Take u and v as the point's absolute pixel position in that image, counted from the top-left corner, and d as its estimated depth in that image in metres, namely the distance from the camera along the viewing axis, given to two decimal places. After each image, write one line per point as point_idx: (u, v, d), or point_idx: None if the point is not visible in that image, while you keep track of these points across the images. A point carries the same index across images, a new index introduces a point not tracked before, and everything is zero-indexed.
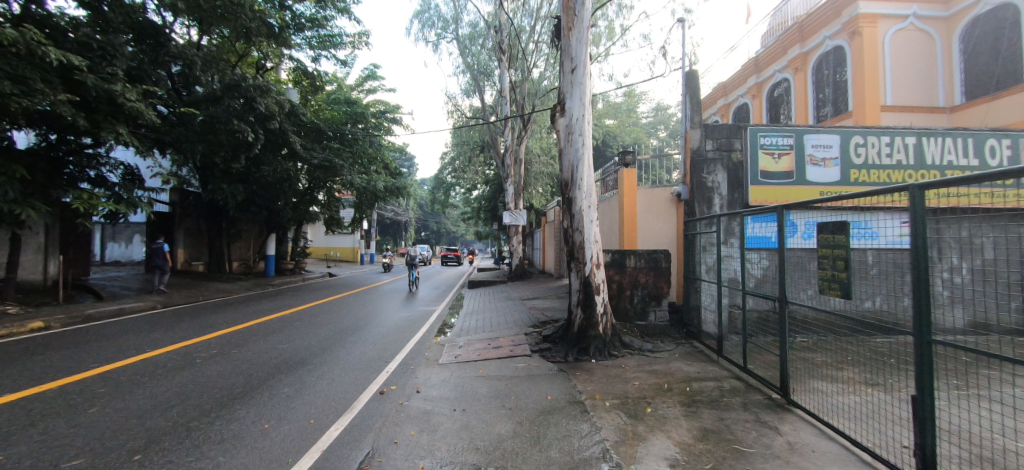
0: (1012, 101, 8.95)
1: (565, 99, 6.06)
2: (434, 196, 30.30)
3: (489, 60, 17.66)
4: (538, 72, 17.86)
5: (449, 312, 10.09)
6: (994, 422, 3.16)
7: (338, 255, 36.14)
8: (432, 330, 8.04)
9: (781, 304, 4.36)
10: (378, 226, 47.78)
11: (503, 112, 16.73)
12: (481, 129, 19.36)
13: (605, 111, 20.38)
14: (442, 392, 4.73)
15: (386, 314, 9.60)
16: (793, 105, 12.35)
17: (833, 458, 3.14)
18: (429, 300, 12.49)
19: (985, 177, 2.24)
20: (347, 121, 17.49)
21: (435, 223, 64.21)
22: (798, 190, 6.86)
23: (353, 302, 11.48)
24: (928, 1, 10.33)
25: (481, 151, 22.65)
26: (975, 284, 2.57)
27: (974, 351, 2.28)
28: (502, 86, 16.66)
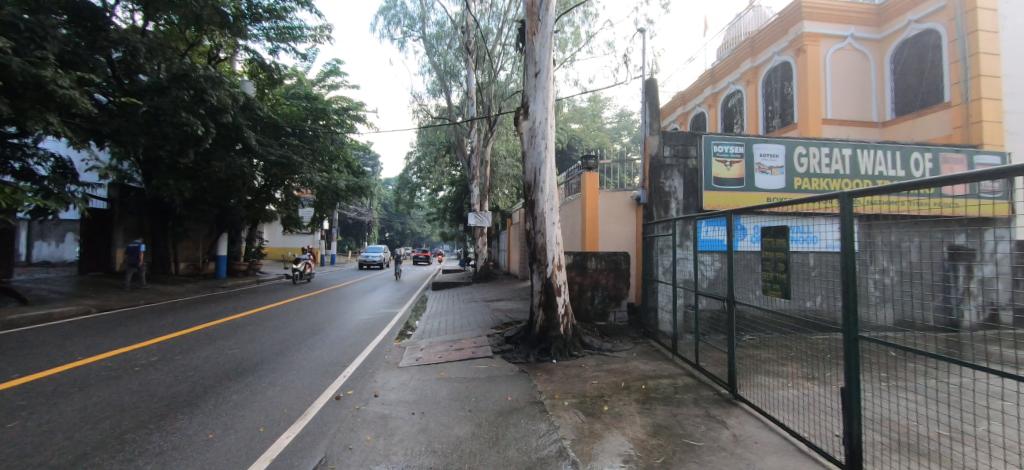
0: (933, 119, 9.90)
1: (528, 102, 6.11)
2: (399, 196, 29.72)
3: (455, 61, 17.49)
4: (505, 74, 17.90)
5: (412, 314, 9.91)
6: (908, 410, 3.48)
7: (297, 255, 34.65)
8: (394, 333, 7.86)
9: (730, 304, 4.58)
10: (340, 226, 46.22)
11: (470, 113, 16.66)
12: (447, 129, 19.18)
13: (571, 115, 20.73)
14: (401, 396, 4.64)
15: (345, 317, 9.30)
16: (745, 115, 13.03)
17: (773, 449, 3.39)
18: (391, 301, 12.25)
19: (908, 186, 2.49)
20: (306, 117, 16.82)
21: (401, 224, 62.81)
22: (747, 196, 7.24)
23: (309, 305, 11.03)
24: (863, 23, 11.14)
25: (447, 152, 22.45)
26: (902, 285, 2.78)
27: (898, 349, 2.51)
28: (469, 87, 16.65)
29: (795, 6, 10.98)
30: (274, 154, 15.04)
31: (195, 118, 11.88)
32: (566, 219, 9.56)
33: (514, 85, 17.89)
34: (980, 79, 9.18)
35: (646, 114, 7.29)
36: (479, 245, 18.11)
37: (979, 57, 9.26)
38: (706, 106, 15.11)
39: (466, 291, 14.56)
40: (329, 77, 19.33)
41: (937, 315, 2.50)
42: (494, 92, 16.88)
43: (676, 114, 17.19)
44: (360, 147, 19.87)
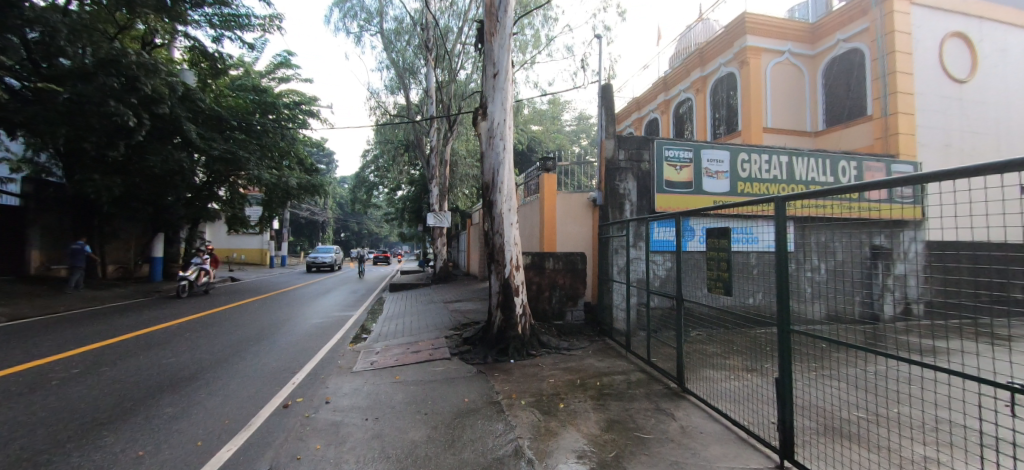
0: (859, 130, 10.87)
1: (487, 103, 6.11)
2: (356, 195, 28.74)
3: (414, 58, 17.18)
4: (465, 73, 17.83)
5: (367, 317, 9.62)
6: (833, 397, 3.80)
7: (243, 257, 32.57)
8: (348, 336, 7.59)
9: (678, 302, 4.79)
10: (291, 226, 44.05)
11: (429, 112, 16.40)
12: (405, 128, 18.79)
13: (531, 117, 20.92)
14: (355, 402, 4.49)
15: (295, 321, 8.87)
16: (695, 122, 13.71)
17: (715, 438, 3.63)
18: (345, 304, 11.82)
19: (843, 189, 2.73)
20: (254, 110, 15.85)
21: (358, 224, 60.59)
22: (695, 199, 7.62)
23: (256, 308, 10.42)
24: (799, 40, 11.98)
25: (406, 150, 22.02)
26: (831, 283, 3.02)
27: (824, 341, 2.74)
28: (428, 85, 16.39)
29: (740, 21, 11.69)
30: (217, 149, 13.98)
31: (126, 108, 10.87)
32: (525, 220, 9.62)
33: (475, 86, 17.88)
34: (896, 96, 10.22)
35: (602, 119, 7.48)
36: (438, 246, 17.85)
37: (896, 76, 10.27)
38: (659, 112, 15.76)
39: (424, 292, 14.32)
40: (280, 69, 18.36)
41: (857, 308, 2.77)
42: (453, 92, 16.78)
43: (631, 119, 17.79)
44: (314, 143, 19.01)
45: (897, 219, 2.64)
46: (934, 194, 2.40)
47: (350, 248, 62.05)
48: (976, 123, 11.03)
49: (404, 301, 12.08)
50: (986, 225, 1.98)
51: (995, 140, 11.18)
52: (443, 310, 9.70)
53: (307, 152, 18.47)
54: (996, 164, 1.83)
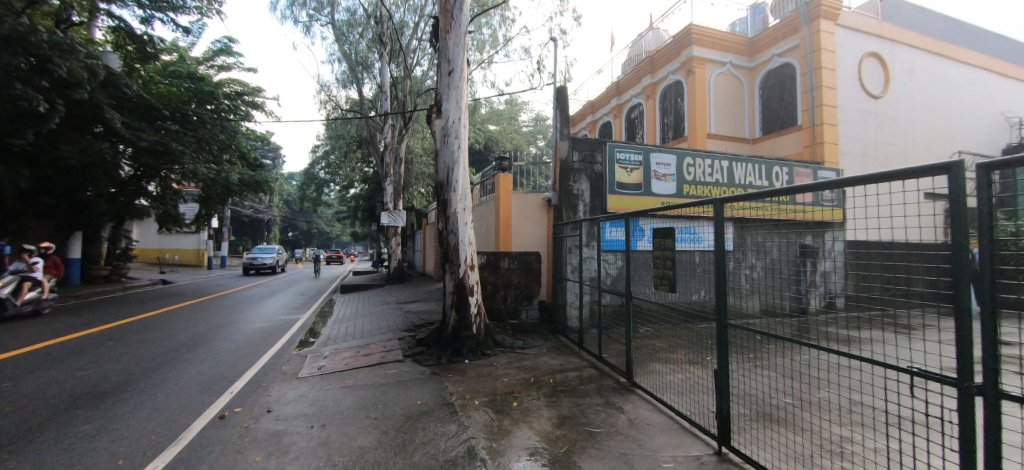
0: (791, 138, 11.81)
1: (441, 100, 6.03)
2: (305, 192, 27.35)
3: (368, 52, 16.63)
4: (421, 69, 17.51)
5: (315, 320, 9.20)
6: (766, 386, 4.08)
7: (176, 258, 29.96)
8: (294, 341, 7.21)
9: (628, 299, 4.96)
10: (232, 224, 41.15)
11: (383, 107, 15.93)
12: (359, 123, 18.16)
13: (488, 117, 20.85)
14: (299, 409, 4.28)
15: (235, 326, 8.32)
16: (646, 126, 14.28)
17: (660, 429, 3.82)
18: (291, 307, 11.22)
19: (772, 192, 2.96)
20: (189, 100, 14.36)
21: (307, 223, 57.56)
22: (645, 201, 7.94)
23: (188, 313, 9.64)
24: (740, 52, 12.80)
25: (358, 147, 21.25)
26: (762, 280, 3.26)
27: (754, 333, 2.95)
28: (382, 81, 15.92)
29: (687, 32, 12.32)
30: (146, 140, 12.78)
31: (36, 92, 9.72)
32: (481, 219, 9.58)
33: (431, 84, 17.64)
34: (822, 108, 11.20)
35: (556, 120, 7.62)
36: (393, 245, 17.40)
37: (822, 90, 11.24)
38: (612, 116, 16.27)
39: (377, 293, 13.90)
40: (219, 56, 17.09)
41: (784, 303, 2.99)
42: (408, 89, 16.43)
43: (586, 122, 18.24)
44: (258, 137, 17.88)
45: (823, 220, 2.86)
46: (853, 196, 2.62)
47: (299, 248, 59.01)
48: (889, 135, 12.31)
49: (355, 302, 11.66)
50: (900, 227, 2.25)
51: (904, 150, 12.53)
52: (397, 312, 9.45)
53: (250, 145, 17.35)
54: (910, 170, 2.09)
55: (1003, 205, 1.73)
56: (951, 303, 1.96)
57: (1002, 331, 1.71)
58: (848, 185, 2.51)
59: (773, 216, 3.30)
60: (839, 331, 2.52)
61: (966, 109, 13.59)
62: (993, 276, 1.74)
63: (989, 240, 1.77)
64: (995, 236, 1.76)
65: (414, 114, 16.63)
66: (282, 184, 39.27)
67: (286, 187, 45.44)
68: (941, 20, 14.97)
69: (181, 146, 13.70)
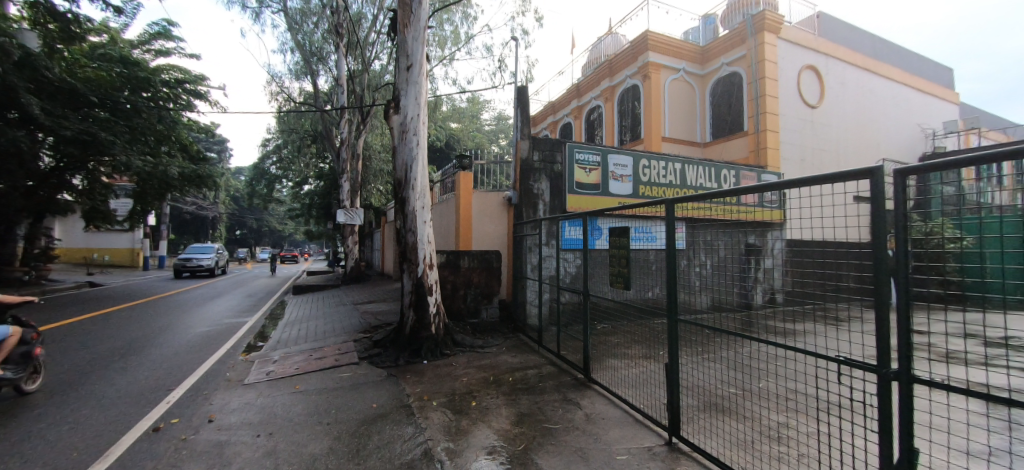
0: (739, 143, 12.52)
1: (400, 96, 5.89)
2: (254, 188, 25.89)
3: (323, 43, 16.01)
4: (380, 63, 17.03)
5: (264, 323, 8.73)
6: (714, 377, 4.26)
7: (107, 258, 27.45)
8: (239, 346, 6.81)
9: (586, 297, 5.06)
10: (172, 222, 38.23)
11: (339, 101, 15.36)
12: (313, 117, 17.43)
13: (450, 114, 20.60)
14: (244, 417, 4.05)
15: (173, 331, 7.74)
16: (605, 128, 14.65)
17: (615, 422, 3.93)
18: (238, 309, 10.61)
19: (716, 194, 3.13)
20: (121, 86, 13.24)
21: (258, 221, 54.45)
22: (602, 200, 8.13)
23: (119, 319, 8.85)
24: (693, 60, 13.40)
25: (313, 141, 20.35)
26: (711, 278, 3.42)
27: (701, 327, 3.11)
28: (339, 73, 15.35)
29: (644, 37, 12.73)
30: (70, 129, 11.66)
31: None
32: (441, 218, 9.45)
33: (389, 79, 17.25)
34: (766, 116, 11.94)
35: (517, 119, 7.63)
36: (349, 245, 16.85)
37: (766, 99, 11.98)
38: (573, 117, 16.55)
39: (332, 294, 13.42)
40: (155, 40, 15.81)
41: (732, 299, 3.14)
42: (367, 83, 15.97)
43: (547, 122, 18.46)
44: (201, 129, 16.73)
45: (764, 221, 3.05)
46: (795, 197, 2.79)
47: (249, 247, 55.73)
48: (824, 142, 13.33)
49: (309, 303, 11.20)
50: (832, 226, 2.44)
51: (837, 156, 13.62)
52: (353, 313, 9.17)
53: (193, 137, 16.16)
54: (839, 173, 2.25)
55: (919, 206, 1.92)
56: (873, 295, 2.15)
57: (915, 321, 1.90)
58: (786, 186, 2.69)
59: (722, 217, 3.42)
60: (778, 323, 2.70)
61: (890, 121, 14.94)
62: (907, 271, 1.93)
63: (904, 237, 1.96)
64: (909, 234, 1.95)
65: (372, 109, 16.16)
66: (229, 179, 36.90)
67: (233, 183, 42.78)
68: (870, 38, 16.34)
69: (110, 135, 12.63)
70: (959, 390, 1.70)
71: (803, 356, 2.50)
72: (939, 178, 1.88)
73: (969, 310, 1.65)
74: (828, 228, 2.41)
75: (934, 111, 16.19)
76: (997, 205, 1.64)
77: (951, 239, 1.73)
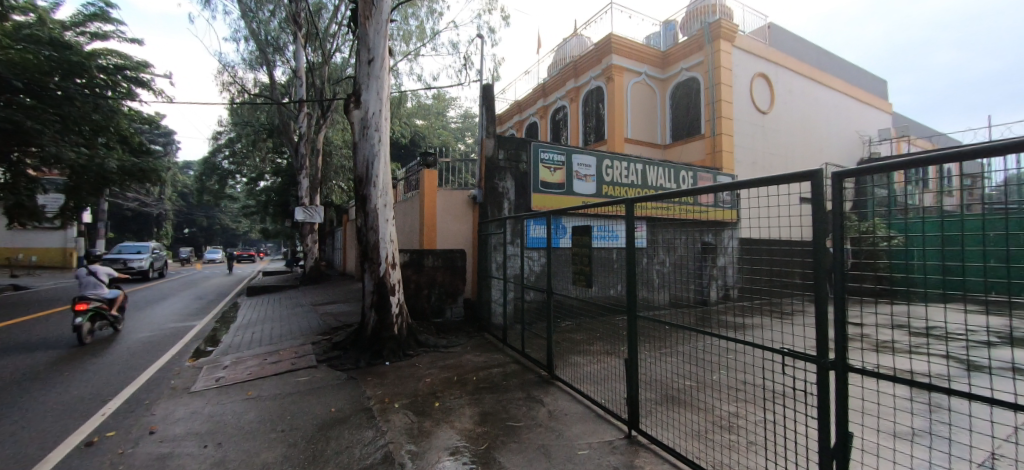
0: (696, 145, 13.03)
1: (360, 90, 5.73)
2: (205, 184, 24.40)
3: (281, 34, 15.32)
4: (341, 56, 16.46)
5: (214, 327, 8.28)
6: (672, 371, 4.40)
7: (34, 259, 25.13)
8: (186, 351, 6.42)
9: (549, 295, 5.12)
10: (110, 220, 35.40)
11: (297, 94, 14.74)
12: (270, 110, 16.65)
13: (416, 111, 20.16)
14: (190, 427, 3.82)
15: (109, 337, 7.20)
16: (569, 128, 14.86)
17: (578, 417, 4.01)
18: (185, 313, 10.01)
19: (673, 194, 3.25)
20: (51, 72, 12.05)
21: (209, 219, 51.32)
22: (566, 200, 8.25)
23: (44, 326, 8.09)
24: (654, 64, 13.83)
25: (270, 135, 19.42)
26: (669, 278, 3.53)
27: (659, 322, 3.23)
28: (297, 65, 14.72)
29: (607, 40, 13.00)
30: None
31: None
32: (405, 216, 9.28)
33: (352, 72, 16.75)
34: (721, 120, 12.49)
35: (482, 118, 7.60)
36: (309, 244, 16.24)
37: (721, 104, 12.52)
38: (539, 116, 16.68)
39: (289, 295, 12.90)
40: (90, 22, 14.57)
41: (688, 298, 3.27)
42: (327, 76, 15.39)
43: (513, 121, 18.50)
44: (144, 119, 15.61)
45: (722, 220, 3.17)
46: (746, 199, 2.92)
47: (199, 246, 52.43)
48: (774, 146, 14.12)
49: (264, 305, 10.73)
50: (779, 225, 2.59)
51: (785, 160, 14.47)
52: (311, 314, 8.86)
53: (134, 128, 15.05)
54: (783, 176, 2.39)
55: (857, 207, 2.08)
56: (813, 291, 2.31)
57: (849, 314, 2.05)
58: (739, 187, 2.81)
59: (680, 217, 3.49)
60: (732, 318, 2.83)
61: (832, 127, 16.03)
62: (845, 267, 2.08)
63: (842, 236, 2.11)
64: (846, 233, 2.10)
65: (333, 104, 15.63)
66: (175, 173, 34.61)
67: (179, 177, 40.13)
68: (815, 50, 17.46)
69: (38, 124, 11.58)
70: (888, 377, 1.86)
71: (751, 348, 2.65)
72: (873, 182, 2.00)
73: (899, 303, 1.80)
74: (776, 228, 2.57)
75: (870, 120, 17.52)
76: (921, 207, 1.76)
77: (883, 237, 1.88)
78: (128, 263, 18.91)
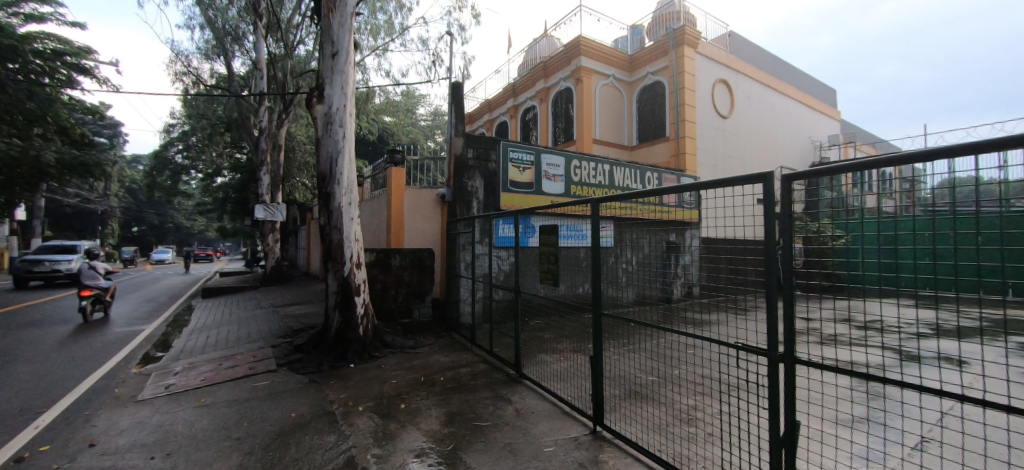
0: (661, 147, 13.41)
1: (324, 84, 5.56)
2: (155, 179, 23.00)
3: (240, 23, 14.64)
4: (305, 49, 15.92)
5: (164, 331, 7.83)
6: (637, 367, 4.51)
7: None
8: (132, 357, 6.05)
9: (517, 294, 5.15)
10: (46, 217, 32.70)
11: (258, 87, 14.14)
12: (228, 103, 15.89)
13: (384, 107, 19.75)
14: (136, 438, 3.61)
15: (44, 344, 6.67)
16: (539, 128, 14.97)
17: (544, 415, 4.06)
18: (131, 316, 9.42)
19: (635, 195, 3.35)
20: None
21: (161, 216, 48.32)
22: (535, 199, 8.31)
23: None
24: (621, 67, 14.14)
25: (228, 129, 18.52)
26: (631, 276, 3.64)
27: (625, 318, 3.33)
28: (258, 57, 14.13)
29: (577, 42, 13.17)
30: None
31: None
32: (371, 214, 9.09)
33: (316, 66, 16.23)
34: (685, 123, 12.88)
35: (451, 116, 7.54)
36: (270, 243, 15.64)
37: (684, 108, 12.91)
38: (509, 116, 16.71)
39: (248, 296, 12.39)
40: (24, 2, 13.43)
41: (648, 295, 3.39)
42: (289, 69, 14.83)
43: (483, 120, 18.48)
44: (87, 109, 14.54)
45: (684, 220, 3.26)
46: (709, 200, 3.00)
47: (149, 245, 49.33)
48: (734, 149, 14.74)
49: (220, 307, 10.26)
50: (736, 226, 2.72)
51: (744, 162, 15.13)
52: (271, 316, 8.54)
53: (76, 119, 14.01)
54: (738, 177, 2.49)
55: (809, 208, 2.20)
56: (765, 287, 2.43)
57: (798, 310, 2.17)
58: (701, 188, 2.89)
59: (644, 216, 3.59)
60: (693, 314, 2.93)
61: (788, 133, 16.92)
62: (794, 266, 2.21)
63: (791, 235, 2.23)
64: (794, 233, 2.22)
65: (296, 98, 15.10)
66: (123, 167, 32.43)
67: (128, 171, 37.62)
68: (772, 59, 18.37)
69: None
70: (831, 368, 1.98)
71: (710, 343, 2.76)
72: (826, 184, 2.11)
73: (842, 299, 1.91)
74: (733, 227, 2.69)
75: (822, 126, 18.60)
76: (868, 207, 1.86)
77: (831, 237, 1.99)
78: (53, 265, 15.53)
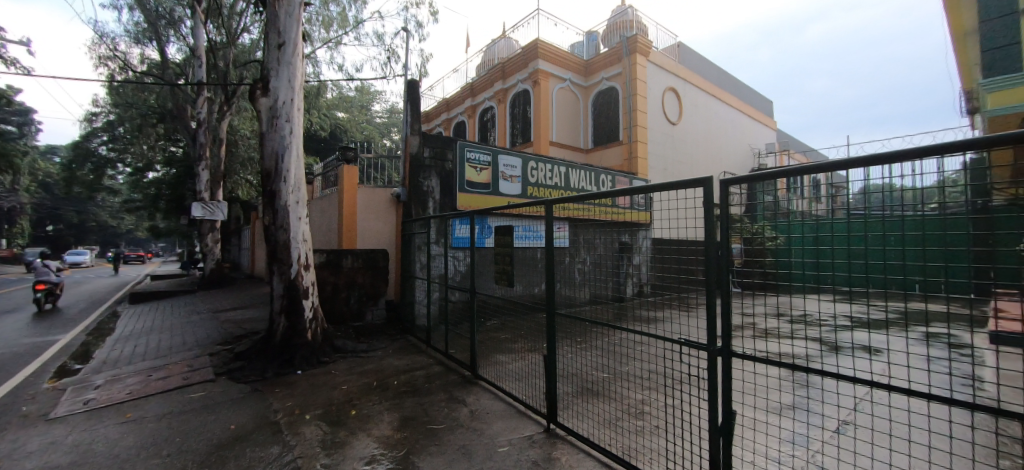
0: (615, 151, 13.86)
1: (269, 76, 5.28)
2: (73, 173, 20.76)
3: (175, 6, 13.57)
4: (249, 38, 15.04)
5: (81, 341, 7.10)
6: (590, 365, 4.62)
7: None
8: (42, 372, 5.43)
9: (471, 294, 5.15)
10: None
11: (197, 76, 13.20)
12: (162, 92, 14.67)
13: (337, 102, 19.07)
14: (47, 461, 3.25)
15: None
16: (497, 129, 15.01)
17: (499, 415, 4.09)
18: (41, 325, 8.47)
19: (584, 196, 3.44)
20: None
21: (81, 213, 43.71)
22: (491, 200, 8.33)
23: None
24: (577, 71, 14.47)
25: (161, 120, 17.09)
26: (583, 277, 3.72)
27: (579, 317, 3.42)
28: (196, 44, 13.18)
29: (534, 45, 13.31)
30: None
31: None
32: (321, 213, 8.73)
33: (262, 57, 15.38)
34: (637, 128, 13.38)
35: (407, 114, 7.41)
36: (209, 243, 14.63)
37: (637, 113, 13.39)
38: (467, 116, 16.61)
39: (183, 301, 11.53)
40: None
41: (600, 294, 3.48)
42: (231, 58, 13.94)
43: (440, 119, 18.26)
44: None
45: (634, 221, 3.37)
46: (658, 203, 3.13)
47: (67, 246, 44.45)
48: (682, 154, 15.52)
49: (149, 314, 9.45)
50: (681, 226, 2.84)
51: (691, 167, 15.97)
52: (209, 322, 7.99)
53: None
54: (680, 182, 2.61)
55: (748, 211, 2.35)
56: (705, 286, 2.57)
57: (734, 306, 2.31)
58: (648, 189, 2.99)
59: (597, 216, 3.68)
60: (643, 312, 3.04)
61: (731, 140, 18.06)
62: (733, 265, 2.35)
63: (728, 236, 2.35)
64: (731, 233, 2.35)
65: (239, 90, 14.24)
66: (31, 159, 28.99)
67: (38, 163, 33.67)
68: (717, 70, 19.53)
69: None
70: (762, 360, 2.13)
71: (656, 339, 2.88)
72: (761, 188, 2.20)
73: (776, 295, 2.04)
74: (678, 228, 2.82)
75: (760, 135, 20.02)
76: (795, 209, 2.03)
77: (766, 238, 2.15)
78: None
